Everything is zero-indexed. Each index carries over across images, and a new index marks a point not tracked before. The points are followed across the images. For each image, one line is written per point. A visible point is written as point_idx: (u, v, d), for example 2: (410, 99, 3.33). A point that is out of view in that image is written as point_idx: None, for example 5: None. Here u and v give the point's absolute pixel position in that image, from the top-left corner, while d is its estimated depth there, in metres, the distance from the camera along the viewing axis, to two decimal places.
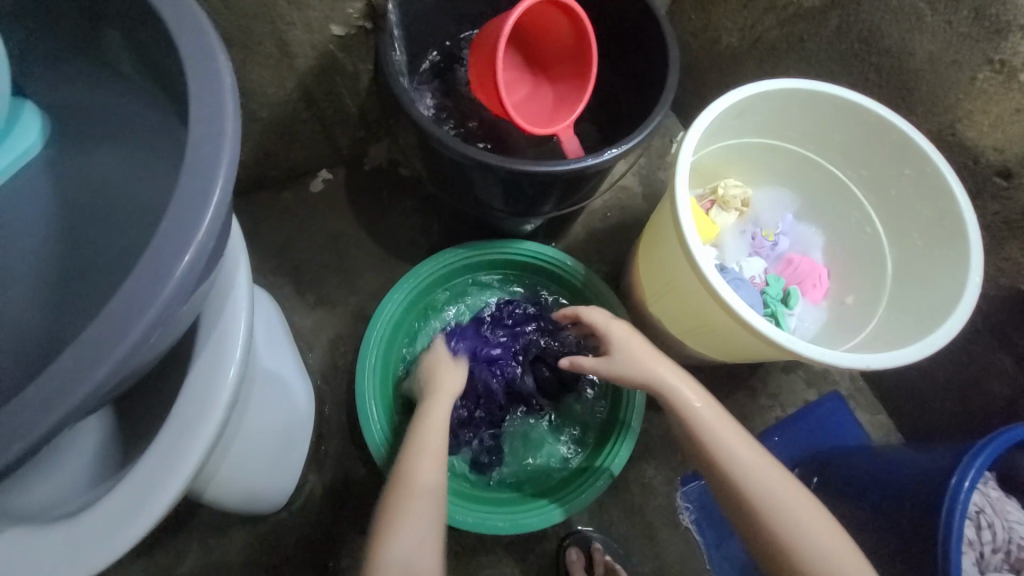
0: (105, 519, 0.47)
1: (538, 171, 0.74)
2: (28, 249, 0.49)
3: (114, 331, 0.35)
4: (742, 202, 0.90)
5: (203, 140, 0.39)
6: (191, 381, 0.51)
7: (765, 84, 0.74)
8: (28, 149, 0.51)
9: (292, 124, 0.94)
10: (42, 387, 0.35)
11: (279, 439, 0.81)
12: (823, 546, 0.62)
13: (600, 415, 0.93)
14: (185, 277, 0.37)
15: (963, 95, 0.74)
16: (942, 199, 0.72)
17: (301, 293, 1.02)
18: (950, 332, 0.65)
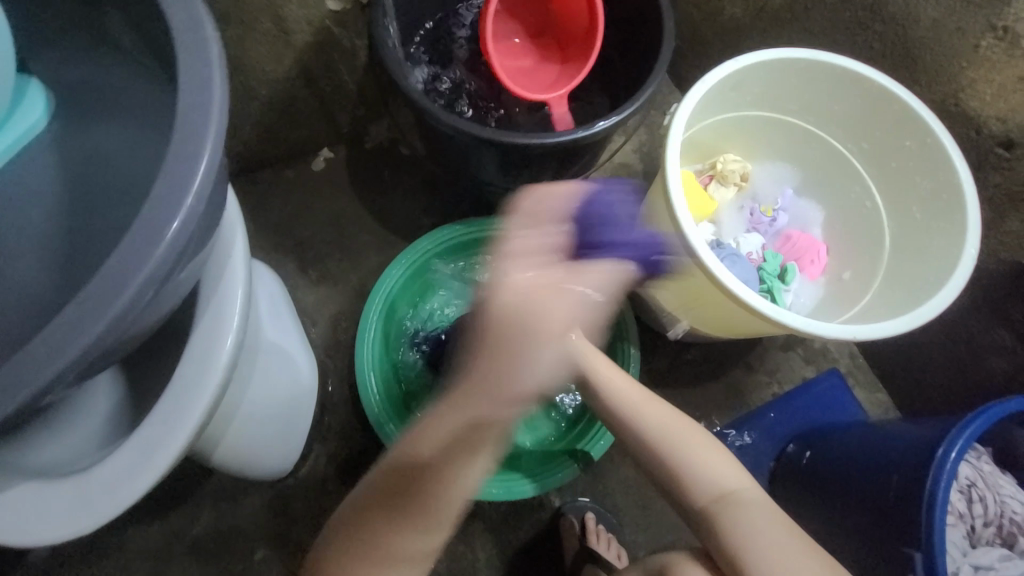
0: (112, 473, 0.50)
1: (528, 143, 0.74)
2: (33, 219, 0.51)
3: (111, 290, 0.37)
4: (741, 177, 0.89)
5: (191, 107, 0.41)
6: (192, 346, 0.53)
7: (761, 54, 0.73)
8: (34, 124, 0.52)
9: (292, 102, 0.95)
10: (45, 341, 0.37)
11: (283, 409, 0.84)
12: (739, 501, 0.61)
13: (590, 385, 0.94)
14: (176, 239, 0.39)
15: (965, 64, 0.73)
16: (942, 170, 0.71)
17: (304, 270, 1.04)
18: (939, 304, 0.65)
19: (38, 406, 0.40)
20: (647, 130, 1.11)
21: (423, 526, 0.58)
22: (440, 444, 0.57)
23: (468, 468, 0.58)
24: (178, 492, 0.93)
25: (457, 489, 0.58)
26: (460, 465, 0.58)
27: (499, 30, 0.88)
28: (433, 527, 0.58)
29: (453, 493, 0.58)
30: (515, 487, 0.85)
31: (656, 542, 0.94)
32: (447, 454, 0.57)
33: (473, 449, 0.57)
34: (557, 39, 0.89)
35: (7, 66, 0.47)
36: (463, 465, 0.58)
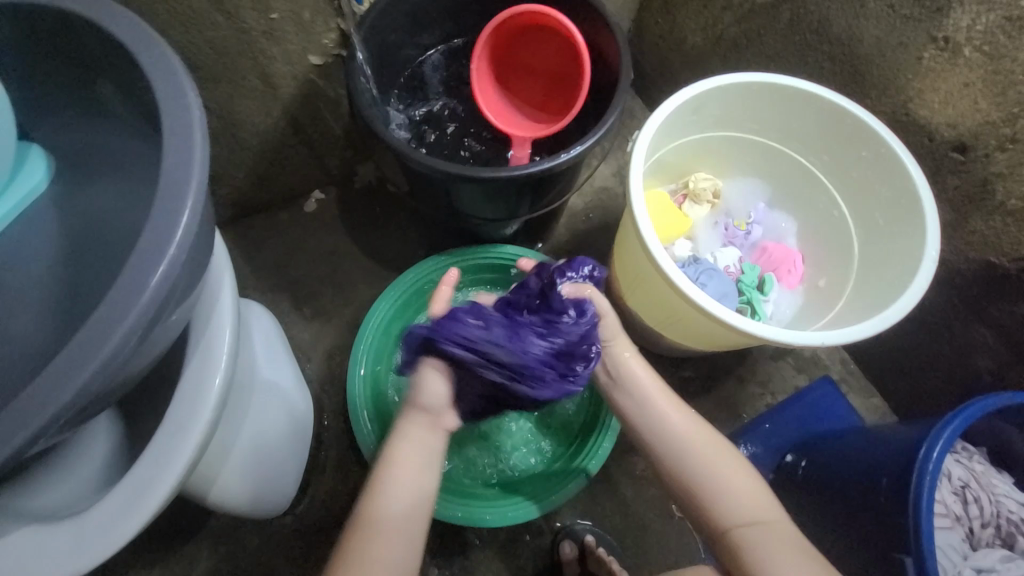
0: (106, 515, 0.51)
1: (499, 176, 0.78)
2: (33, 275, 0.54)
3: (99, 336, 0.40)
4: (713, 194, 0.92)
5: (173, 167, 0.45)
6: (182, 386, 0.56)
7: (715, 80, 0.77)
8: (36, 184, 0.57)
9: (283, 149, 1.01)
10: (38, 388, 0.40)
11: (278, 446, 0.85)
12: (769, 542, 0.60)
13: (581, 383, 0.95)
14: (160, 286, 0.42)
15: (911, 75, 0.77)
16: (899, 178, 0.73)
17: (298, 307, 1.08)
18: (904, 307, 0.66)
19: (33, 451, 0.42)
20: (624, 154, 1.16)
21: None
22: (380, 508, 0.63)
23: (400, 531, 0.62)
24: (179, 534, 0.93)
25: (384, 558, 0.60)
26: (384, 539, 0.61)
27: (507, 53, 0.92)
28: None
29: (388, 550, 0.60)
30: (513, 513, 0.85)
31: (659, 564, 0.93)
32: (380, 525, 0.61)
33: (405, 519, 0.63)
34: (550, 70, 0.93)
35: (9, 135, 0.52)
36: (405, 531, 0.62)
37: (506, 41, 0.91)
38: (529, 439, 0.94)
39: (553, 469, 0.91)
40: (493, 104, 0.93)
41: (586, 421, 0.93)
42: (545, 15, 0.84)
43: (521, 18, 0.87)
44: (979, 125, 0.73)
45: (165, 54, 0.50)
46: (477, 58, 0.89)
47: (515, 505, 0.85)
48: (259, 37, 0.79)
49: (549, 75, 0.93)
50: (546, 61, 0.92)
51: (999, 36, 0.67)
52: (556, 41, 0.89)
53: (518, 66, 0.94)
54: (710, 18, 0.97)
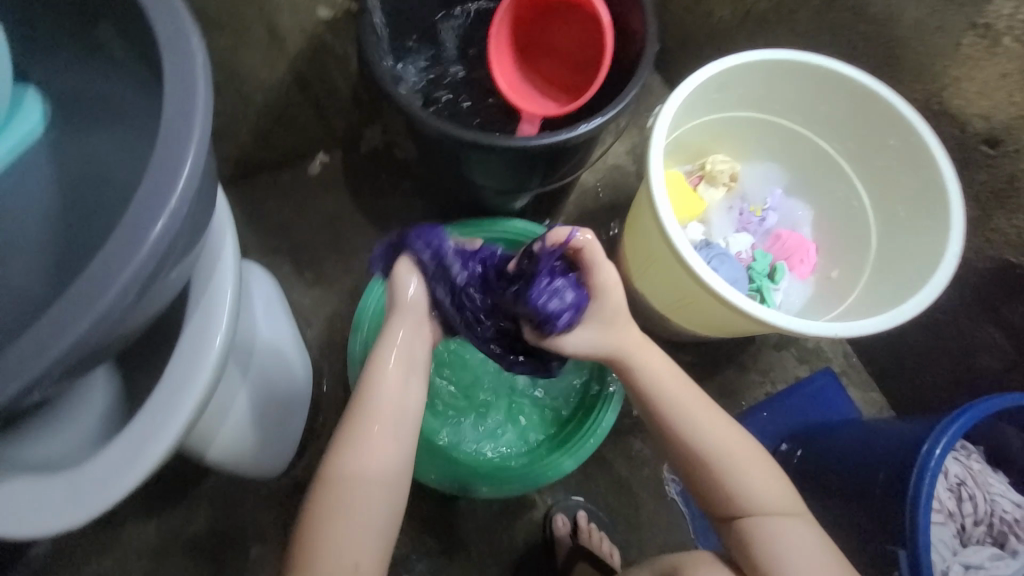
0: (104, 469, 0.51)
1: (513, 145, 0.76)
2: (29, 223, 0.53)
3: (96, 288, 0.39)
4: (730, 177, 0.90)
5: (175, 115, 0.42)
6: (182, 344, 0.55)
7: (744, 55, 0.73)
8: (31, 130, 0.54)
9: (287, 107, 0.97)
10: (33, 338, 0.39)
11: (276, 409, 0.85)
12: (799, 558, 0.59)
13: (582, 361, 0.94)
14: (160, 239, 0.40)
15: (948, 63, 0.73)
16: (926, 169, 0.71)
17: (300, 272, 1.06)
18: (921, 303, 0.65)
19: (23, 403, 0.41)
20: (639, 131, 1.12)
21: (357, 509, 0.55)
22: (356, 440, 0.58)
23: (390, 441, 0.59)
24: (176, 490, 0.94)
25: (371, 470, 0.56)
26: (372, 449, 0.57)
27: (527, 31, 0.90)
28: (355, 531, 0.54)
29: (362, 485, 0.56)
30: (506, 485, 0.84)
31: (649, 543, 0.95)
32: (368, 436, 0.58)
33: (394, 430, 0.59)
34: (568, 52, 0.89)
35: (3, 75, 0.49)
36: (395, 442, 0.59)
37: (526, 22, 0.89)
38: (528, 416, 0.94)
39: (549, 446, 0.91)
40: (509, 78, 0.89)
41: (586, 400, 0.93)
42: None
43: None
44: (1013, 119, 0.70)
45: None
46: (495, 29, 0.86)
47: (509, 478, 0.85)
48: None
49: (566, 58, 0.89)
50: (565, 44, 0.89)
51: None
52: (576, 21, 0.86)
53: (536, 44, 0.90)
54: None
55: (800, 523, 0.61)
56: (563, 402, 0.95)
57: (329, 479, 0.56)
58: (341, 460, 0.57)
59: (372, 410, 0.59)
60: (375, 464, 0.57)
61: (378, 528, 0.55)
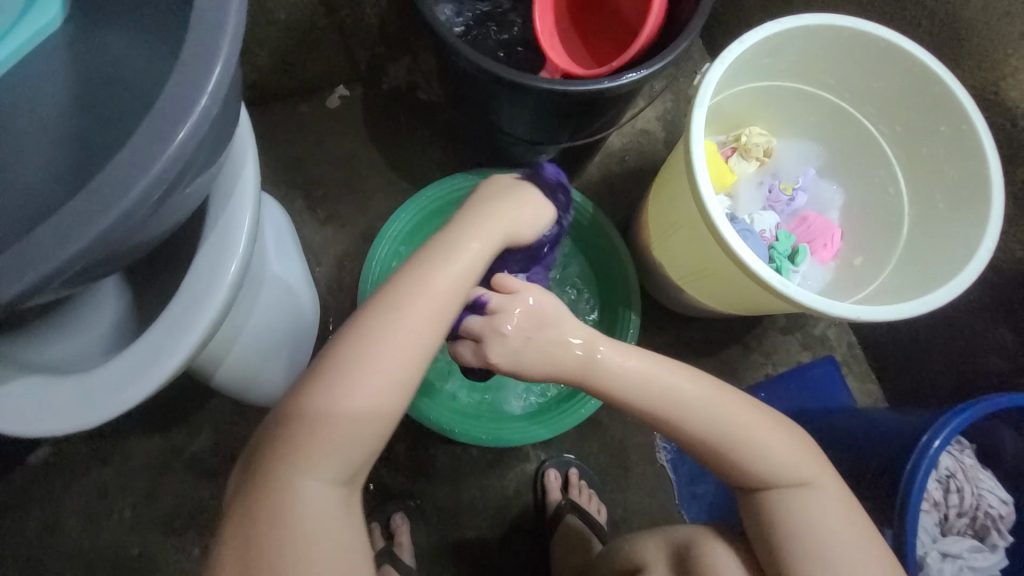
0: (117, 375, 0.51)
1: (549, 88, 0.71)
2: (44, 118, 0.50)
3: (120, 184, 0.37)
4: (765, 152, 0.86)
5: (208, 8, 0.40)
6: (200, 260, 0.53)
7: (804, 18, 0.69)
8: (49, 23, 0.52)
9: (311, 30, 0.92)
10: (52, 229, 0.37)
11: (283, 340, 0.85)
12: (818, 544, 0.60)
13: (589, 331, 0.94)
14: (188, 140, 0.38)
15: (1012, 50, 0.70)
16: (972, 160, 0.68)
17: (312, 209, 1.04)
18: (948, 294, 0.64)
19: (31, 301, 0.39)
20: (673, 96, 1.07)
21: (377, 389, 0.51)
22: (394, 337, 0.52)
23: (427, 326, 0.53)
24: (179, 411, 0.95)
25: (407, 348, 0.52)
26: (407, 326, 0.53)
27: None
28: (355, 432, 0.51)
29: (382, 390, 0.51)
30: (504, 436, 0.85)
31: (634, 505, 0.98)
32: (408, 310, 0.53)
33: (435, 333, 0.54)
34: (618, 13, 0.84)
35: None
36: (431, 330, 0.54)
37: None
38: None
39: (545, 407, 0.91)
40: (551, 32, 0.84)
41: None
42: None
43: None
44: None
45: None
46: None
47: (504, 432, 0.86)
48: None
49: (616, 20, 0.85)
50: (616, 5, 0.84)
51: None
52: None
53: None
54: None
55: (824, 507, 0.62)
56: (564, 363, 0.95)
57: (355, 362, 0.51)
58: (375, 327, 0.52)
59: (422, 288, 0.54)
60: (405, 342, 0.52)
61: (387, 410, 0.52)
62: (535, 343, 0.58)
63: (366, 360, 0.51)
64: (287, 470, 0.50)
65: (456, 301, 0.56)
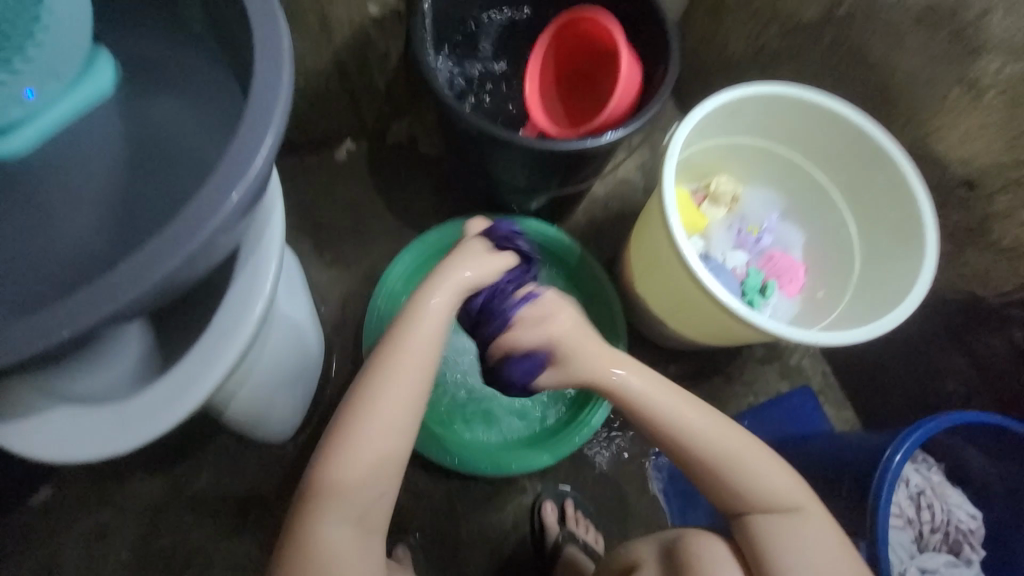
0: (150, 404, 0.55)
1: (539, 146, 0.82)
2: (101, 175, 0.58)
3: (184, 233, 0.43)
4: (732, 198, 0.97)
5: (263, 88, 0.48)
6: (231, 298, 0.59)
7: (756, 88, 0.81)
8: (102, 92, 0.59)
9: (325, 93, 1.03)
10: (124, 273, 0.42)
11: (292, 374, 0.89)
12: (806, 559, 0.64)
13: None
14: (244, 196, 0.45)
15: (935, 111, 0.82)
16: (908, 207, 0.79)
17: (318, 252, 1.11)
18: (895, 321, 0.72)
19: (94, 335, 0.44)
20: (649, 149, 1.19)
21: (376, 442, 0.60)
22: (381, 395, 0.61)
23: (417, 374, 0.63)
24: (183, 449, 0.97)
25: (395, 401, 0.61)
26: (394, 386, 0.61)
27: (563, 59, 0.97)
28: (365, 478, 0.60)
29: (381, 441, 0.60)
30: (512, 464, 0.90)
31: (629, 535, 1.00)
32: (390, 372, 0.62)
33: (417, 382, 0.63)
34: (597, 80, 0.95)
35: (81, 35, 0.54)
36: (422, 376, 0.63)
37: (563, 51, 0.96)
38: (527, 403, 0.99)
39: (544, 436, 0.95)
40: (540, 100, 0.97)
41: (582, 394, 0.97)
42: (596, 23, 0.89)
43: (575, 27, 0.93)
44: (988, 166, 0.78)
45: None
46: (534, 57, 0.95)
47: (507, 460, 0.90)
48: None
49: (595, 86, 0.95)
50: (594, 73, 0.95)
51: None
52: (603, 52, 0.92)
53: (564, 55, 0.97)
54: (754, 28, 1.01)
55: (807, 525, 0.66)
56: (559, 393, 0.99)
57: (350, 422, 0.61)
58: (374, 382, 0.62)
59: (399, 347, 0.63)
60: (396, 400, 0.61)
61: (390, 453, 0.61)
62: (568, 351, 0.64)
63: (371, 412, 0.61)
64: (310, 522, 0.59)
65: (438, 347, 0.65)
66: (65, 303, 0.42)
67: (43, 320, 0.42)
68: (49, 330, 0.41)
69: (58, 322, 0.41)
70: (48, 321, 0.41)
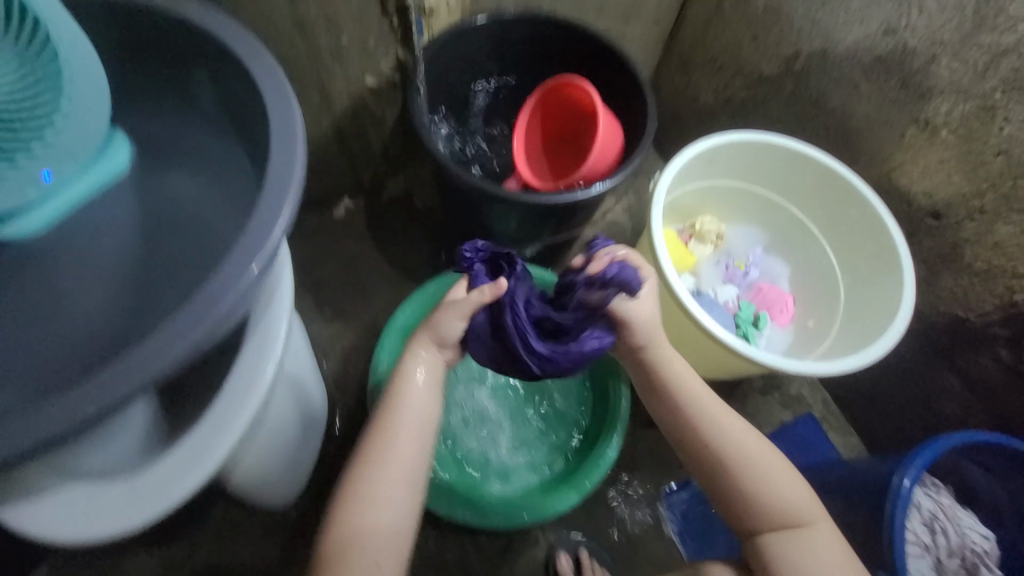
0: (161, 476, 0.55)
1: (532, 201, 0.87)
2: (115, 250, 0.60)
3: (206, 307, 0.45)
4: (717, 236, 1.01)
5: (279, 166, 0.51)
6: (241, 363, 0.60)
7: (729, 136, 0.88)
8: (115, 170, 0.63)
9: (325, 158, 1.08)
10: (144, 352, 0.43)
11: (297, 434, 0.88)
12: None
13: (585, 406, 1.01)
14: (262, 269, 0.47)
15: (895, 149, 0.88)
16: (882, 237, 0.84)
17: (319, 308, 1.12)
18: (885, 347, 0.75)
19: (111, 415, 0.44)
20: (634, 193, 1.26)
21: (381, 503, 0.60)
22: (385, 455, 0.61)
23: (415, 444, 0.63)
24: (182, 520, 0.94)
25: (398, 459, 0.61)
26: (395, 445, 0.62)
27: (548, 117, 1.04)
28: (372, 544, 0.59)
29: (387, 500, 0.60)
30: (545, 508, 0.87)
31: None
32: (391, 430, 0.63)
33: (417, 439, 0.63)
34: (581, 136, 1.01)
35: (100, 122, 0.58)
36: (422, 444, 0.63)
37: (549, 110, 1.03)
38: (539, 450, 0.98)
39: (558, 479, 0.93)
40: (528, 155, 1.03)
41: (592, 434, 0.97)
42: (578, 85, 0.96)
43: (559, 88, 0.99)
44: (950, 198, 0.84)
45: (271, 67, 0.56)
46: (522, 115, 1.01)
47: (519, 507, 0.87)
48: (326, 58, 0.88)
49: (581, 141, 1.01)
50: (579, 129, 1.01)
51: (973, 122, 0.78)
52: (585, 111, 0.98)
53: (549, 113, 1.03)
54: (721, 81, 1.10)
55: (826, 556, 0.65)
56: (569, 436, 0.99)
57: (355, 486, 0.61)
58: (374, 455, 0.62)
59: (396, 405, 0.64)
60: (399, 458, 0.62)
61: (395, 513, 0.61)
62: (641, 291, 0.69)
63: (375, 490, 0.60)
64: None
65: (436, 404, 0.66)
66: (86, 383, 0.42)
67: (60, 405, 0.41)
68: (64, 416, 0.41)
69: (79, 404, 0.41)
70: (66, 404, 0.41)
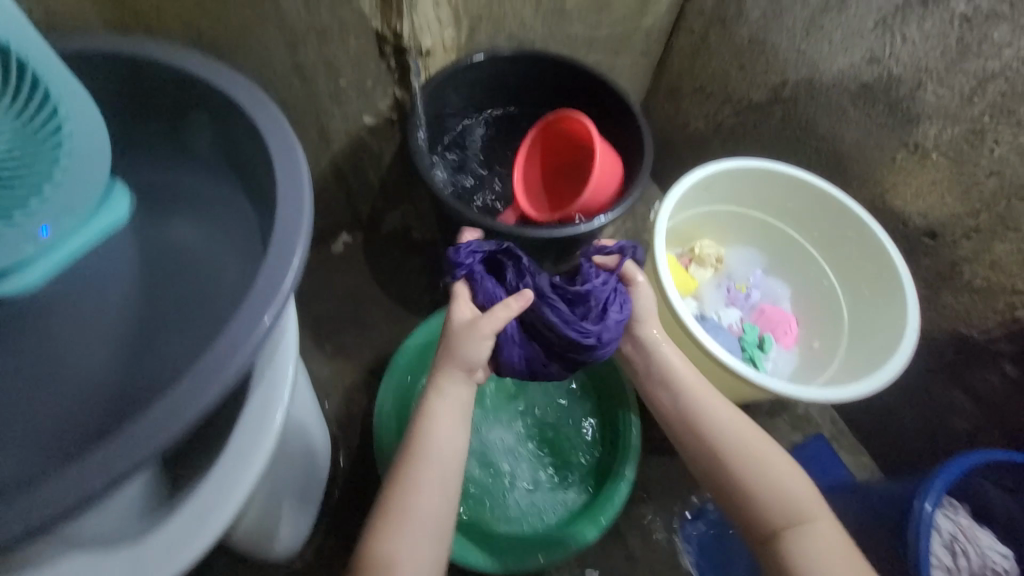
0: (165, 540, 0.52)
1: (534, 235, 0.87)
2: (114, 303, 0.59)
3: (218, 365, 0.44)
4: (717, 259, 1.02)
5: (287, 216, 0.51)
6: (247, 415, 0.58)
7: (724, 164, 0.90)
8: (115, 221, 0.62)
9: (323, 195, 1.08)
10: (155, 415, 0.42)
11: (302, 481, 0.85)
12: None
13: (595, 438, 1.00)
14: (274, 322, 0.46)
15: (887, 171, 0.90)
16: (882, 256, 0.85)
17: (320, 345, 1.11)
18: (894, 370, 0.75)
19: None
20: (631, 218, 1.27)
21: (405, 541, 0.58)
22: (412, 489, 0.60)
23: (439, 487, 0.61)
24: None
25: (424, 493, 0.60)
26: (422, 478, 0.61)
27: (547, 149, 1.05)
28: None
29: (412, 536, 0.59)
30: (561, 545, 0.84)
31: None
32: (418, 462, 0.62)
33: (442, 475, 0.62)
34: (580, 167, 1.03)
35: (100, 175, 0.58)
36: (445, 481, 0.62)
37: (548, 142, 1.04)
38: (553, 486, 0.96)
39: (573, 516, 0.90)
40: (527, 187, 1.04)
41: (604, 468, 0.95)
42: (576, 119, 0.97)
43: (558, 122, 1.01)
44: (944, 217, 0.85)
45: (276, 116, 0.56)
46: (522, 149, 1.02)
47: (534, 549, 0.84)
48: (325, 99, 0.89)
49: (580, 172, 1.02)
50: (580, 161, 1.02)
51: (962, 145, 0.80)
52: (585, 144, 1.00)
53: (548, 146, 1.05)
54: (711, 108, 1.13)
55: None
56: (582, 470, 0.97)
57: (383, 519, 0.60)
58: (400, 490, 0.61)
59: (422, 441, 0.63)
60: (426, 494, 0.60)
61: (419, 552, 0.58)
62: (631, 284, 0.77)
63: (400, 528, 0.59)
64: None
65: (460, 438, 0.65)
66: (95, 451, 0.40)
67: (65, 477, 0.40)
68: (70, 490, 0.39)
69: (87, 474, 0.39)
70: (72, 475, 0.39)
